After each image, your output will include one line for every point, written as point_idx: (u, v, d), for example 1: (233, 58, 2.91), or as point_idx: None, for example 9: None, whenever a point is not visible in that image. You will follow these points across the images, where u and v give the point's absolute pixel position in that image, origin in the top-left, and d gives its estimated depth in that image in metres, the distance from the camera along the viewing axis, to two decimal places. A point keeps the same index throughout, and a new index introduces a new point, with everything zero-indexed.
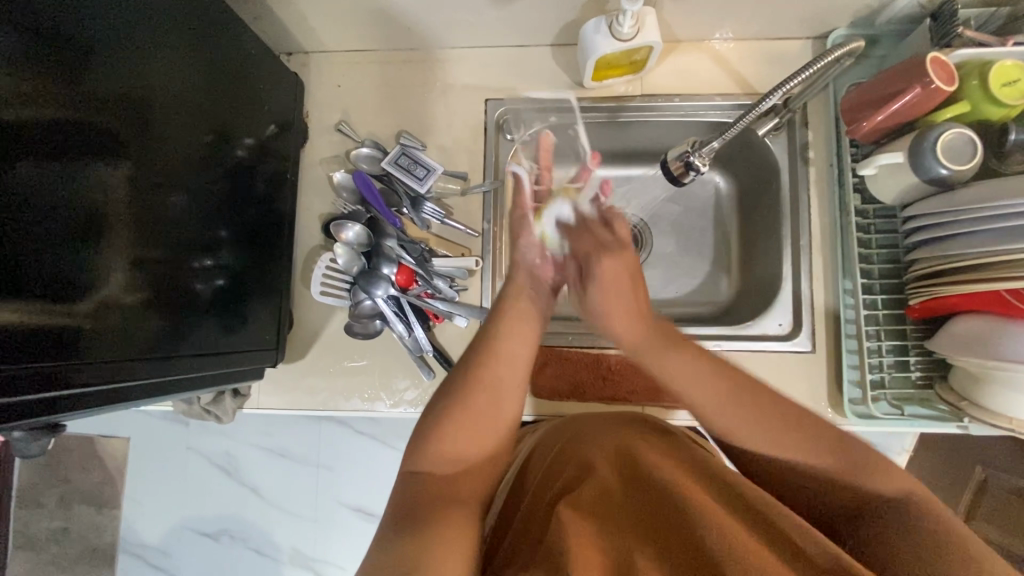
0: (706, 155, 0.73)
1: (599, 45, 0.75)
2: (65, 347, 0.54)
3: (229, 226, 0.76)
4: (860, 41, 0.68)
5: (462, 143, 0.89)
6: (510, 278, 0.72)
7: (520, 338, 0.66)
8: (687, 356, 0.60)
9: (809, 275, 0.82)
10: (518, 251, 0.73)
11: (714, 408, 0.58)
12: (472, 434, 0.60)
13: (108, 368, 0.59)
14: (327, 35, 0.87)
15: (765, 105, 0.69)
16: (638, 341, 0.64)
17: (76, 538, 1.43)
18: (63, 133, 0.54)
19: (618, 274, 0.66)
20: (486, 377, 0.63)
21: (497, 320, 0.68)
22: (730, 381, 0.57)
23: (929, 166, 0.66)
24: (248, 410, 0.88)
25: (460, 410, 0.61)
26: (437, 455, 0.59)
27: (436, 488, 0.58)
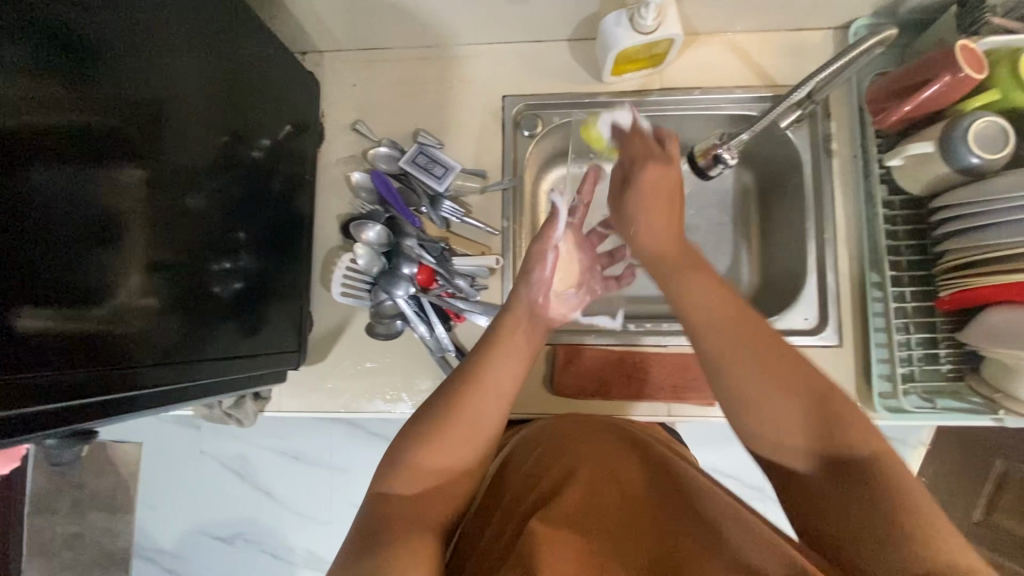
0: (734, 147, 0.72)
1: (620, 38, 0.74)
2: (89, 354, 0.54)
3: (247, 228, 0.75)
4: (893, 29, 0.67)
5: (479, 140, 0.88)
6: (511, 310, 0.67)
7: (502, 362, 0.63)
8: (707, 286, 0.56)
9: (834, 268, 0.81)
10: (526, 284, 0.69)
11: (747, 379, 0.51)
12: (448, 460, 0.57)
13: (132, 375, 0.58)
14: (342, 34, 0.87)
15: (797, 96, 0.70)
16: (659, 255, 0.62)
17: (90, 544, 1.43)
18: (79, 137, 0.53)
19: (663, 185, 0.63)
20: (468, 404, 0.59)
21: (486, 350, 0.64)
22: (764, 336, 0.52)
23: (961, 154, 0.66)
24: (268, 413, 0.87)
25: (437, 434, 0.57)
26: (410, 475, 0.56)
27: (404, 513, 0.54)
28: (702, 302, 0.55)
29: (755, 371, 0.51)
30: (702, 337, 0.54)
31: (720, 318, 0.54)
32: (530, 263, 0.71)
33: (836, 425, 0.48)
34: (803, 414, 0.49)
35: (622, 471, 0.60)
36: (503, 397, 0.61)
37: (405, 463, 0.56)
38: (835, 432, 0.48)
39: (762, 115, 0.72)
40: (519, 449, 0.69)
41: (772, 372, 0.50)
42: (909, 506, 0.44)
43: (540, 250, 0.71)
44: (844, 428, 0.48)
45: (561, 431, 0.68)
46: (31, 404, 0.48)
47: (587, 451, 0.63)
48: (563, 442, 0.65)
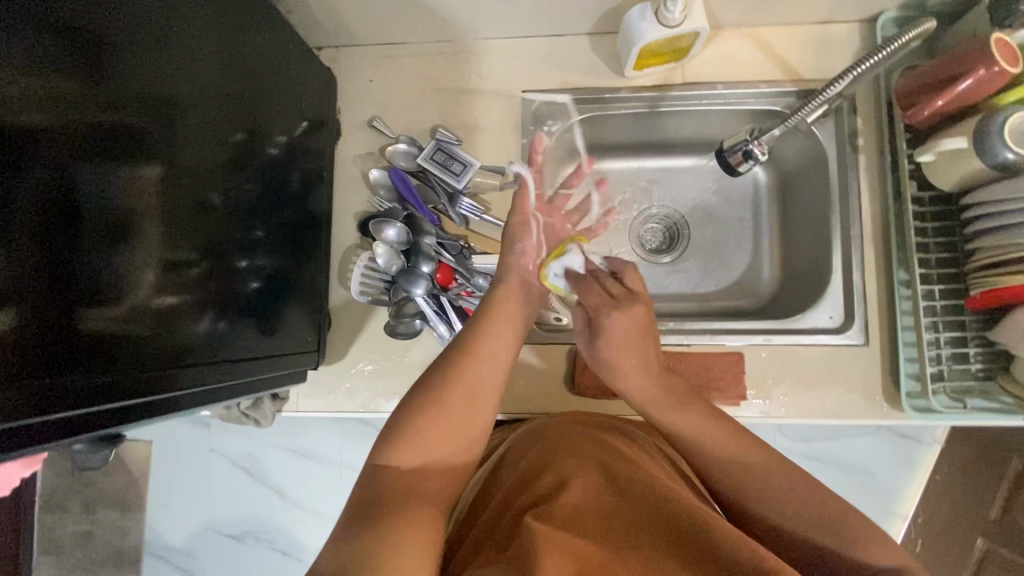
0: (765, 143, 0.72)
1: (645, 32, 0.73)
2: (107, 355, 0.53)
3: (264, 226, 0.74)
4: (931, 21, 0.65)
5: (498, 136, 0.86)
6: (503, 281, 0.72)
7: (499, 334, 0.67)
8: (696, 415, 0.61)
9: (860, 265, 0.80)
10: (515, 256, 0.73)
11: (726, 452, 0.58)
12: (446, 435, 0.59)
13: (151, 377, 0.57)
14: (359, 28, 0.85)
15: (829, 94, 0.68)
16: (641, 398, 0.65)
17: (101, 542, 1.43)
18: (95, 135, 0.52)
19: (640, 321, 0.66)
20: (467, 376, 0.62)
21: (480, 319, 0.68)
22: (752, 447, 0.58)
23: (996, 150, 0.64)
24: (285, 413, 0.86)
25: (437, 408, 0.59)
26: (408, 451, 0.57)
27: (406, 483, 0.55)
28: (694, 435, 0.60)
29: (755, 485, 0.56)
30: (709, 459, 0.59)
31: (713, 442, 0.59)
32: (513, 235, 0.75)
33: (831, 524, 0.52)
34: (810, 524, 0.53)
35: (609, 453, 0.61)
36: (498, 362, 0.64)
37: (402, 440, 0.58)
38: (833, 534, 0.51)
39: (790, 115, 0.72)
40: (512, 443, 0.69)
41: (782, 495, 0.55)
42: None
43: (522, 224, 0.74)
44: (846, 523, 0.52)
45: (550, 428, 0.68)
46: (50, 409, 0.48)
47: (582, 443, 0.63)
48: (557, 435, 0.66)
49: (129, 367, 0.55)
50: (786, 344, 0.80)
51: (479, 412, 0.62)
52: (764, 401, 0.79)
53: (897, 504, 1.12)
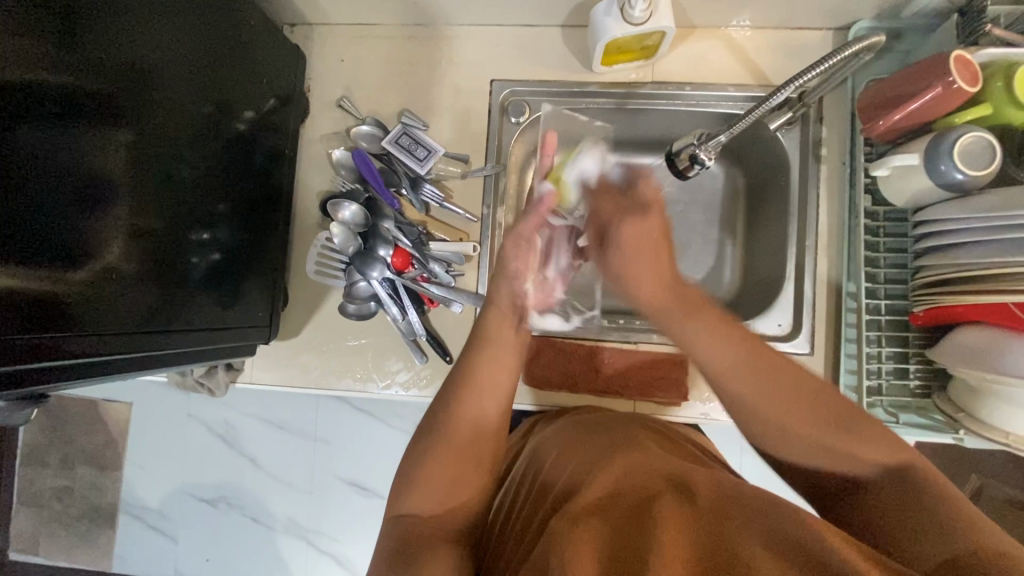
0: (712, 149, 0.71)
1: (609, 28, 0.72)
2: (60, 317, 0.54)
3: (227, 200, 0.75)
4: (881, 36, 0.66)
5: (465, 123, 0.87)
6: (494, 305, 0.65)
7: (495, 361, 0.63)
8: (706, 329, 0.56)
9: (812, 277, 0.80)
10: (506, 277, 0.65)
11: (753, 383, 0.54)
12: (459, 470, 0.59)
13: (102, 340, 0.59)
14: (331, 7, 0.85)
15: (776, 99, 0.67)
16: (654, 300, 0.59)
17: (78, 497, 1.47)
18: (62, 99, 0.53)
19: (651, 230, 0.59)
20: (466, 416, 0.61)
21: (477, 344, 0.65)
22: (778, 377, 0.54)
23: (944, 171, 0.64)
24: (241, 384, 0.88)
25: (441, 449, 0.59)
26: (420, 497, 0.59)
27: (427, 532, 0.57)
28: (724, 380, 0.56)
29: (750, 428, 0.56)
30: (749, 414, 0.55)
31: (755, 409, 0.55)
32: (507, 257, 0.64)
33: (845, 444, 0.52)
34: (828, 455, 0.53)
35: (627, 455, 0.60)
36: (499, 391, 0.62)
37: (415, 488, 0.59)
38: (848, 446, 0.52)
39: (740, 115, 0.69)
40: (534, 451, 0.70)
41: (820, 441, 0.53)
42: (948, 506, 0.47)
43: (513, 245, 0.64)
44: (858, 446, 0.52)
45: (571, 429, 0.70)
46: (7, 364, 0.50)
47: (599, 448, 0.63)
48: (567, 444, 0.67)
49: (84, 328, 0.57)
50: None
51: (489, 443, 0.62)
52: (704, 402, 0.81)
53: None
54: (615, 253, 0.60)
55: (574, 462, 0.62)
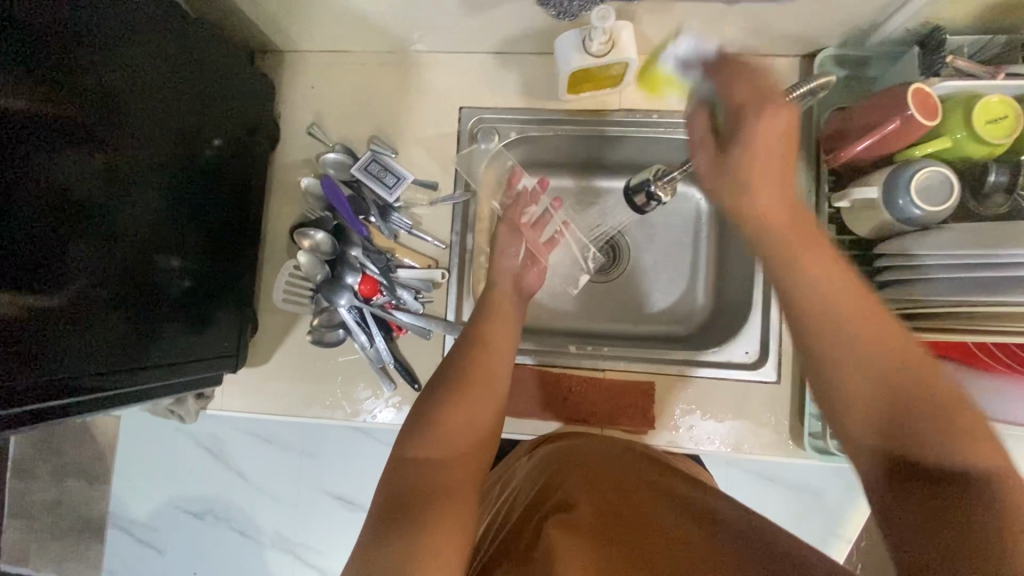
0: (666, 187, 0.67)
1: (571, 60, 0.72)
2: (27, 343, 0.55)
3: (197, 227, 0.76)
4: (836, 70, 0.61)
5: (435, 151, 0.87)
6: (496, 285, 0.80)
7: (501, 329, 0.75)
8: (826, 271, 0.52)
9: (779, 304, 0.80)
10: (503, 258, 0.82)
11: (843, 295, 0.51)
12: (466, 426, 0.66)
13: (69, 367, 0.60)
14: (300, 36, 0.85)
15: (729, 137, 0.64)
16: (777, 223, 0.55)
17: (67, 511, 1.46)
18: (37, 127, 0.55)
19: (772, 133, 0.55)
20: (476, 378, 0.69)
21: (483, 314, 0.76)
22: (873, 326, 0.49)
23: (902, 206, 0.64)
24: (212, 410, 0.88)
25: (456, 397, 0.67)
26: (429, 442, 0.64)
27: (432, 472, 0.61)
28: (808, 303, 0.52)
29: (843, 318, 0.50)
30: (844, 365, 0.50)
31: (830, 299, 0.51)
32: (501, 241, 0.83)
33: (923, 417, 0.46)
34: (898, 384, 0.48)
35: (612, 480, 0.68)
36: (503, 352, 0.73)
37: (418, 468, 0.61)
38: (930, 435, 0.46)
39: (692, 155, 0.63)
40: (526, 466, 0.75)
41: (880, 367, 0.49)
42: (997, 500, 0.42)
43: (508, 230, 0.84)
44: (936, 424, 0.46)
45: (578, 457, 0.71)
46: None
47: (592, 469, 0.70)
48: (561, 456, 0.72)
49: (51, 355, 0.58)
50: (699, 376, 0.81)
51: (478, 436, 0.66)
52: (670, 430, 0.81)
53: (842, 527, 1.09)
54: (728, 169, 0.58)
55: (569, 478, 0.68)
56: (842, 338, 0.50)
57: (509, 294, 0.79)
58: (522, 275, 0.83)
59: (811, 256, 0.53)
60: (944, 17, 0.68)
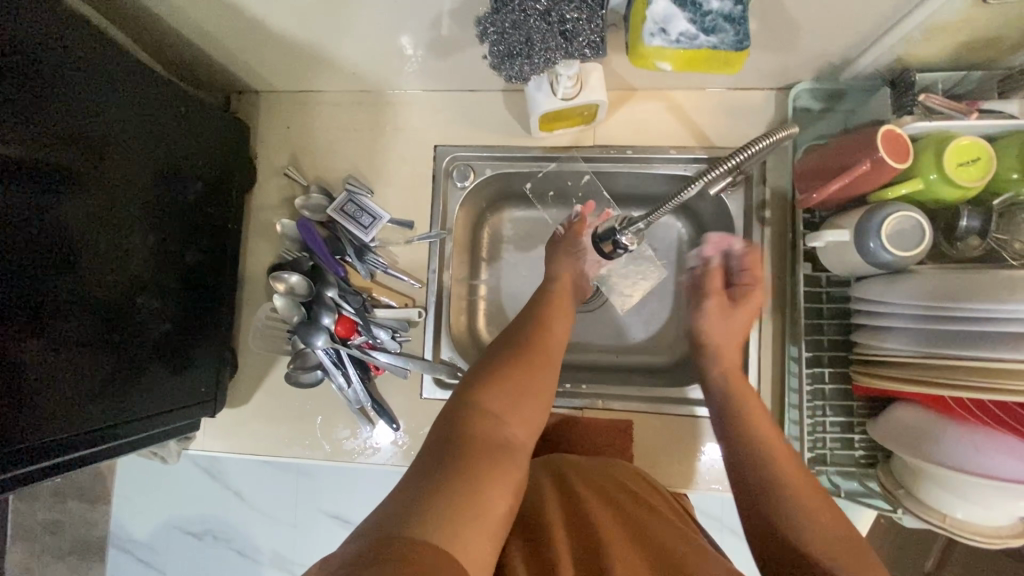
0: (633, 235, 0.67)
1: (539, 103, 0.71)
2: (11, 386, 0.56)
3: (177, 270, 0.76)
4: (797, 129, 0.60)
5: (411, 189, 0.87)
6: (555, 282, 0.79)
7: (560, 323, 0.76)
8: (760, 420, 0.68)
9: (758, 342, 0.80)
10: (561, 261, 0.80)
11: (775, 437, 0.66)
12: (526, 398, 0.66)
13: (51, 409, 0.61)
14: (274, 78, 0.85)
15: (692, 190, 0.59)
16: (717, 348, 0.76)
17: (69, 532, 1.34)
18: (23, 177, 0.56)
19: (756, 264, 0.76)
20: (539, 358, 0.70)
21: (537, 306, 0.76)
22: (801, 470, 0.62)
23: (873, 249, 0.63)
24: (194, 450, 0.89)
25: (521, 368, 0.68)
26: (490, 402, 0.64)
27: (490, 432, 0.61)
28: (744, 436, 0.66)
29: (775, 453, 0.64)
30: (771, 472, 0.62)
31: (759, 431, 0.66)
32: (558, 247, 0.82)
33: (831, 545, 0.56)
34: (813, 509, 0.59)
35: (627, 489, 0.66)
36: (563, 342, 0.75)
37: (474, 424, 0.61)
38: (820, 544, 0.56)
39: (659, 204, 0.62)
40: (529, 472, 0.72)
41: (812, 513, 0.58)
42: None
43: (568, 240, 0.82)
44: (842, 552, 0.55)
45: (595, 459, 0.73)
46: None
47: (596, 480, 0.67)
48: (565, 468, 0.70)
49: (35, 397, 0.59)
50: (678, 414, 0.81)
51: (533, 424, 0.66)
52: (651, 468, 0.81)
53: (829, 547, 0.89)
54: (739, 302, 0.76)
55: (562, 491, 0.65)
56: (790, 469, 0.62)
57: (570, 292, 0.79)
58: (581, 278, 0.81)
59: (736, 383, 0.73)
60: (915, 56, 0.67)
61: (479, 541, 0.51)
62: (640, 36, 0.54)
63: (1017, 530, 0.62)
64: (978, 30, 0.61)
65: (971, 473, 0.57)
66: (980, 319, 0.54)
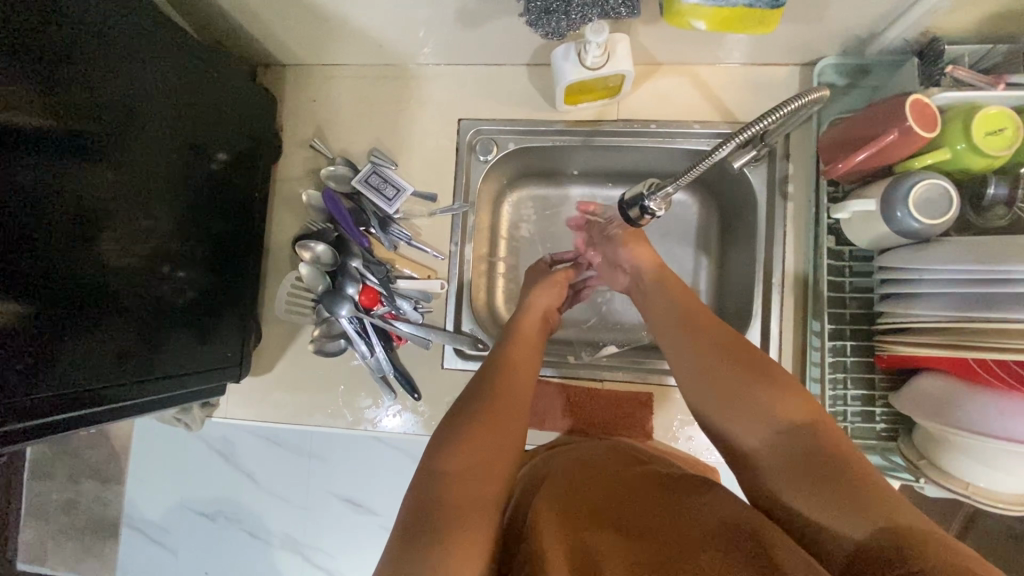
0: (660, 201, 0.67)
1: (566, 73, 0.72)
2: (40, 349, 0.57)
3: (200, 240, 0.77)
4: (827, 90, 0.61)
5: (434, 162, 0.88)
6: (525, 313, 0.80)
7: (523, 352, 0.73)
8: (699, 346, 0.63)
9: (779, 316, 0.80)
10: (538, 295, 0.82)
11: (714, 353, 0.62)
12: (495, 438, 0.60)
13: (79, 374, 0.62)
14: (301, 51, 0.86)
15: (721, 153, 0.59)
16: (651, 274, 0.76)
17: (83, 510, 1.34)
18: (49, 142, 0.57)
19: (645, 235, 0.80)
20: (502, 395, 0.64)
21: (511, 341, 0.74)
22: (744, 367, 0.59)
23: (901, 218, 0.63)
24: (217, 418, 0.90)
25: (486, 412, 0.62)
26: (458, 457, 0.56)
27: (458, 493, 0.54)
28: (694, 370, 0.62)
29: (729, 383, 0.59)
30: (722, 399, 0.59)
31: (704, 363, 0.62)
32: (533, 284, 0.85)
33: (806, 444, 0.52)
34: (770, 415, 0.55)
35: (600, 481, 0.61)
36: (529, 372, 0.70)
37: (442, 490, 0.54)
38: (774, 400, 0.55)
39: (685, 168, 0.62)
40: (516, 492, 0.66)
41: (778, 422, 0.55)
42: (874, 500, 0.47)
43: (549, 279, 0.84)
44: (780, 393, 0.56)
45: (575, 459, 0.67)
46: None
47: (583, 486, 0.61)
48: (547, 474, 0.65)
49: (64, 361, 0.60)
50: None
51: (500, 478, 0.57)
52: (669, 440, 0.81)
53: None
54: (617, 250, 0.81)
55: (551, 495, 0.59)
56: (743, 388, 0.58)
57: (541, 322, 0.79)
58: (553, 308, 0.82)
59: (677, 292, 0.72)
60: (943, 27, 0.67)
61: None
62: None
63: None
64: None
65: (1002, 439, 0.57)
66: (1013, 281, 0.55)
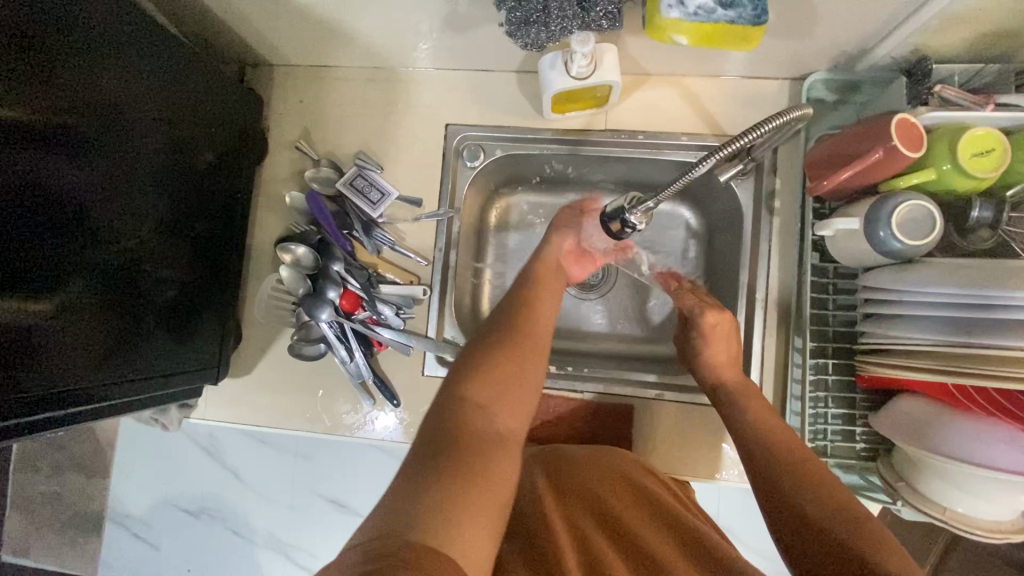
0: (641, 214, 0.67)
1: (553, 81, 0.71)
2: (20, 344, 0.57)
3: (184, 239, 0.76)
4: (810, 108, 0.60)
5: (420, 166, 0.87)
6: (545, 257, 0.79)
7: (550, 303, 0.73)
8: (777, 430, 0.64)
9: (762, 332, 0.80)
10: (556, 236, 0.81)
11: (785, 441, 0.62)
12: (514, 379, 0.62)
13: (57, 371, 0.61)
14: (289, 52, 0.86)
15: (700, 169, 0.59)
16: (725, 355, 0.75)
17: (66, 504, 1.33)
18: (32, 134, 0.56)
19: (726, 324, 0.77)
20: (529, 348, 0.66)
21: (535, 284, 0.75)
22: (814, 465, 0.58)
23: (883, 238, 0.62)
24: (196, 419, 0.90)
25: (511, 354, 0.63)
26: (481, 387, 0.59)
27: (477, 426, 0.56)
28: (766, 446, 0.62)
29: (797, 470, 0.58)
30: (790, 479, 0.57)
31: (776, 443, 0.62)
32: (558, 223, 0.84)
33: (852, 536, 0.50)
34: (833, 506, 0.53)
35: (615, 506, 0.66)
36: (551, 325, 0.71)
37: (463, 420, 0.56)
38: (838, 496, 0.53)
39: (665, 183, 0.62)
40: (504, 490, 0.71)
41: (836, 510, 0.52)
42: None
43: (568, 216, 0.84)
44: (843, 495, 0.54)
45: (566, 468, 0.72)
46: None
47: (572, 490, 0.69)
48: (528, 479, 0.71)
49: (42, 357, 0.59)
50: (679, 401, 0.82)
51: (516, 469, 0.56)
52: (649, 453, 0.81)
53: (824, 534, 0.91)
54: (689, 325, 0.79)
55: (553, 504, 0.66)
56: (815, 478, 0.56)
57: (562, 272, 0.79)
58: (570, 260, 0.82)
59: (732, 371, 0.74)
60: (930, 46, 0.66)
61: (474, 544, 0.47)
62: (657, 8, 0.54)
63: (1019, 525, 0.61)
64: (992, 21, 0.61)
65: (978, 465, 0.56)
66: (991, 305, 0.54)
